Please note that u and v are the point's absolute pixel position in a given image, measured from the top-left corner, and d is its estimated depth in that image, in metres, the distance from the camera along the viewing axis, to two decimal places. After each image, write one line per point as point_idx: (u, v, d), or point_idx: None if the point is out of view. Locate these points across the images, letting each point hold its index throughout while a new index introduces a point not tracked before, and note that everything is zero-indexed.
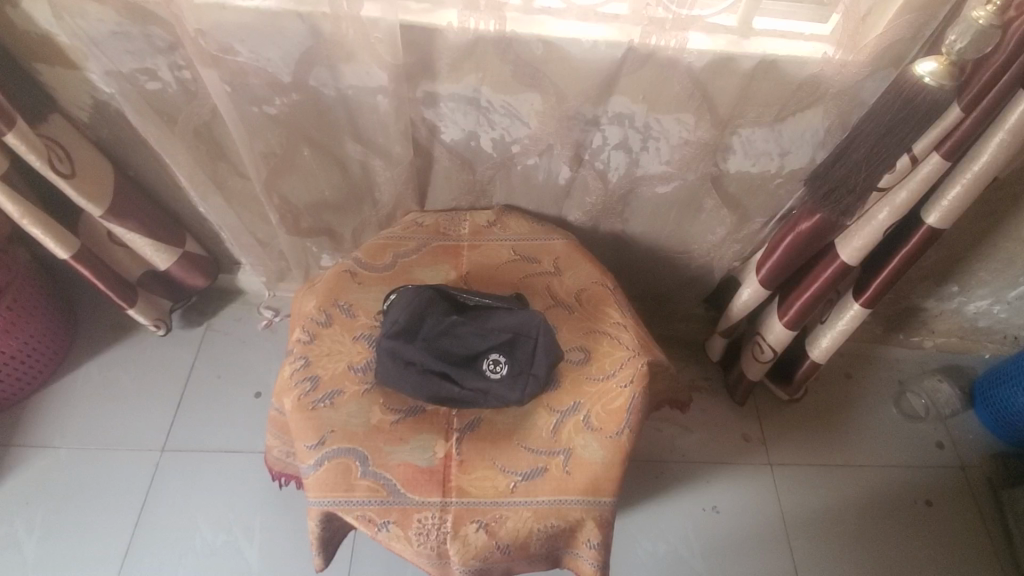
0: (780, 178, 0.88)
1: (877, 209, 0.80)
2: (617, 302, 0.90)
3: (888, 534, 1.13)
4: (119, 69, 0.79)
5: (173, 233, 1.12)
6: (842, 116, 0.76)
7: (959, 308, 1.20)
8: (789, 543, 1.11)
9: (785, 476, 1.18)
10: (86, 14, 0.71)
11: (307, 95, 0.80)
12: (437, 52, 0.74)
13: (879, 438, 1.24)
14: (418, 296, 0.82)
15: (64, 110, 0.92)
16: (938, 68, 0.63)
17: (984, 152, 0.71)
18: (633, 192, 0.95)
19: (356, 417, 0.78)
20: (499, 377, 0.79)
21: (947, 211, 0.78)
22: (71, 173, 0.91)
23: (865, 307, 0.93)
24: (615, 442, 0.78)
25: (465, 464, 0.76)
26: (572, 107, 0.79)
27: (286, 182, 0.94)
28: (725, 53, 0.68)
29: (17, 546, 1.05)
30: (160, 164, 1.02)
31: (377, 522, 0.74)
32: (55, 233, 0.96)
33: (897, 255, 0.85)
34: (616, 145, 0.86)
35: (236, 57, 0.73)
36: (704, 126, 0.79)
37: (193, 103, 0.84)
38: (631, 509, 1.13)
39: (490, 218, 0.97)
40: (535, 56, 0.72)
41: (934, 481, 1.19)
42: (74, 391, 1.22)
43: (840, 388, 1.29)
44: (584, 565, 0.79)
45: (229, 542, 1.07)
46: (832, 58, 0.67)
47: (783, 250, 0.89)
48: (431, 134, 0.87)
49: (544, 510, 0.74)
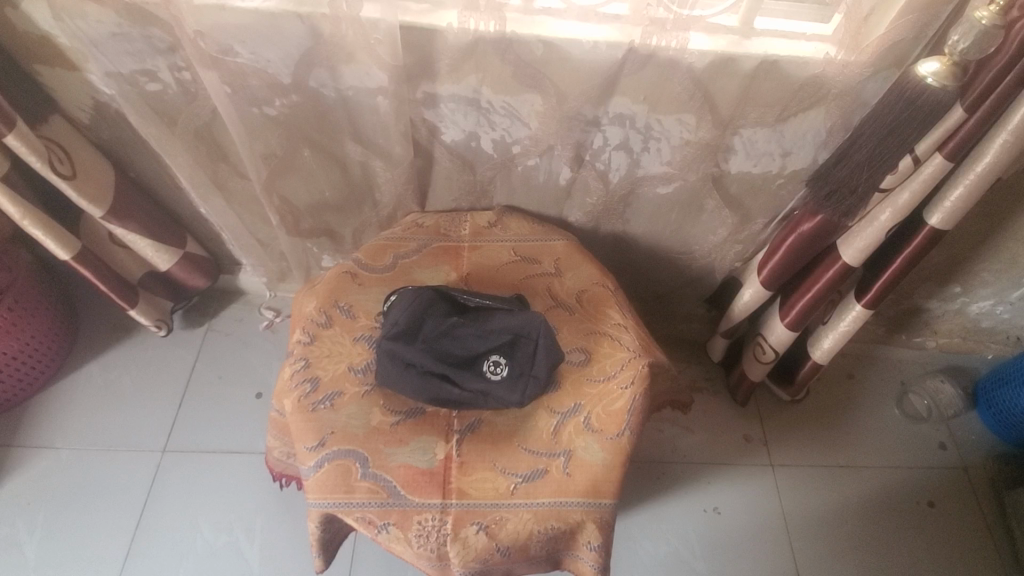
0: (781, 178, 0.87)
1: (879, 210, 0.79)
2: (617, 303, 0.89)
3: (890, 536, 1.13)
4: (119, 71, 0.78)
5: (173, 234, 1.12)
6: (844, 116, 0.75)
7: (962, 309, 1.19)
8: (790, 544, 1.11)
9: (786, 476, 1.18)
10: (85, 16, 0.71)
11: (307, 96, 0.80)
12: (437, 52, 0.73)
13: (880, 438, 1.24)
14: (418, 297, 0.82)
15: (64, 112, 0.92)
16: (941, 68, 0.62)
17: (987, 152, 0.71)
18: (634, 192, 0.94)
19: (356, 418, 0.78)
20: (500, 378, 0.78)
21: (949, 211, 0.77)
22: (72, 174, 0.91)
23: (867, 308, 0.93)
24: (615, 443, 0.78)
25: (465, 466, 0.76)
26: (572, 107, 0.78)
27: (287, 183, 0.94)
28: (725, 54, 0.68)
29: (19, 547, 1.05)
30: (160, 164, 1.02)
31: (377, 524, 0.73)
32: (57, 234, 0.96)
33: (899, 256, 0.85)
34: (617, 146, 0.85)
35: (236, 58, 0.73)
36: (705, 127, 0.78)
37: (193, 104, 0.84)
38: (632, 510, 1.13)
39: (490, 219, 0.97)
40: (535, 57, 0.72)
41: (936, 482, 1.19)
42: (75, 392, 1.22)
43: (842, 389, 1.29)
44: (584, 566, 0.79)
45: (229, 543, 1.07)
46: (833, 58, 0.67)
47: (784, 251, 0.89)
48: (430, 134, 0.87)
49: (544, 511, 0.74)
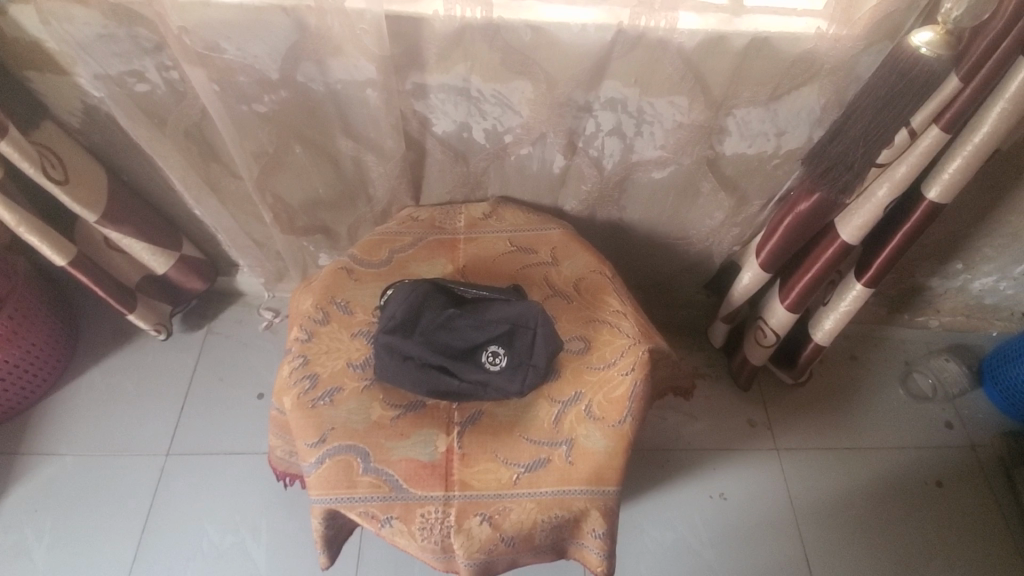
0: (777, 158, 0.87)
1: (877, 185, 0.78)
2: (616, 290, 0.89)
3: (900, 518, 1.12)
4: (107, 72, 0.78)
5: (169, 237, 1.12)
6: (838, 92, 0.75)
7: (964, 286, 1.19)
8: (799, 529, 1.10)
9: (792, 461, 1.17)
10: (72, 18, 0.70)
11: (296, 91, 0.80)
12: (425, 41, 0.73)
13: (886, 420, 1.23)
14: (415, 290, 0.81)
15: (55, 118, 0.92)
16: (935, 37, 0.61)
17: (985, 122, 0.70)
18: (629, 178, 0.94)
19: (355, 414, 0.77)
20: (499, 368, 0.78)
21: (948, 183, 0.76)
22: (65, 179, 0.91)
23: (867, 287, 0.92)
24: (617, 430, 0.77)
25: (466, 458, 0.75)
26: (563, 93, 0.78)
27: (279, 181, 0.94)
28: (716, 31, 0.67)
29: (27, 554, 1.05)
30: (153, 167, 1.02)
31: (380, 518, 0.73)
32: (54, 241, 0.95)
33: (897, 233, 0.84)
34: (609, 131, 0.85)
35: (222, 55, 0.72)
36: (698, 109, 0.78)
37: (182, 104, 0.84)
38: (638, 498, 1.12)
39: (485, 211, 0.97)
40: (523, 42, 0.71)
41: (944, 460, 1.18)
42: (78, 399, 1.22)
43: (846, 371, 1.28)
44: (591, 555, 0.79)
45: (235, 544, 1.07)
46: (825, 32, 0.66)
47: (782, 232, 0.88)
48: (422, 126, 0.86)
49: (548, 501, 0.74)
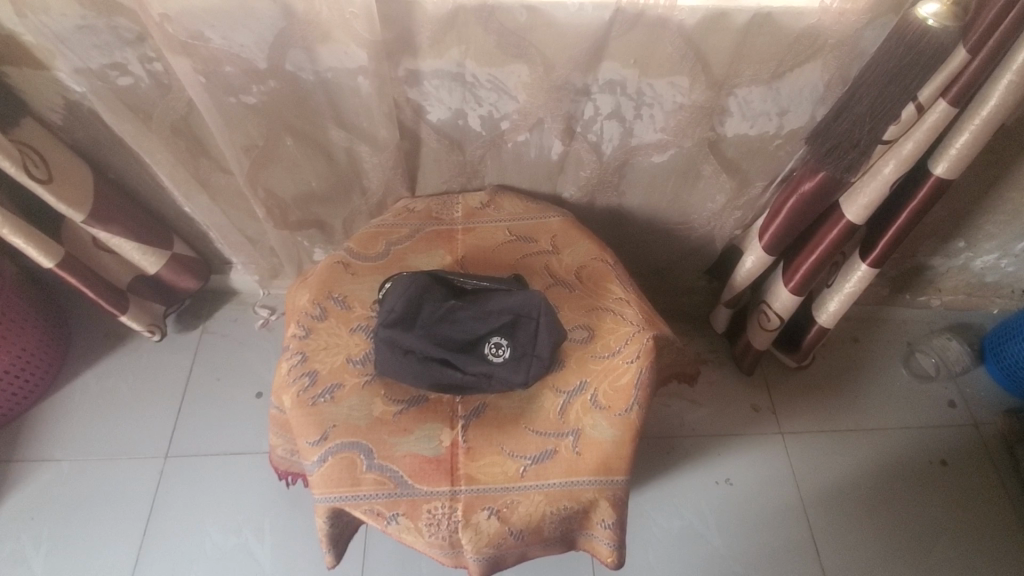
0: (779, 139, 0.85)
1: (882, 162, 0.77)
2: (618, 278, 0.87)
3: (904, 497, 1.12)
4: (88, 66, 0.75)
5: (158, 236, 1.09)
6: (842, 69, 0.73)
7: (966, 265, 1.18)
8: (805, 511, 1.10)
9: (797, 444, 1.17)
10: (48, 10, 0.68)
11: (285, 81, 0.77)
12: (417, 25, 0.70)
13: (890, 400, 1.22)
14: (414, 282, 0.79)
15: (37, 114, 0.89)
16: (942, 9, 0.61)
17: (993, 95, 0.68)
18: (629, 163, 0.92)
19: (356, 410, 0.76)
20: (502, 360, 0.77)
21: (956, 158, 0.75)
22: (48, 178, 0.88)
23: (872, 267, 0.90)
24: (624, 419, 0.76)
25: (471, 452, 0.74)
26: (560, 77, 0.76)
27: (270, 175, 0.91)
28: (716, 8, 0.66)
29: (25, 562, 1.04)
30: (141, 164, 0.99)
31: (385, 515, 0.72)
32: (39, 242, 0.92)
33: (903, 211, 0.83)
34: (608, 115, 0.83)
35: (207, 44, 0.70)
36: (698, 89, 0.76)
37: (168, 98, 0.81)
38: (644, 486, 1.12)
39: (482, 200, 0.95)
40: (519, 23, 0.69)
41: (947, 438, 1.18)
42: (72, 404, 1.19)
43: (849, 353, 1.28)
44: (600, 546, 0.78)
45: (239, 545, 1.06)
46: (829, 7, 0.65)
47: (786, 213, 0.87)
48: (416, 114, 0.84)
49: (556, 493, 0.73)
